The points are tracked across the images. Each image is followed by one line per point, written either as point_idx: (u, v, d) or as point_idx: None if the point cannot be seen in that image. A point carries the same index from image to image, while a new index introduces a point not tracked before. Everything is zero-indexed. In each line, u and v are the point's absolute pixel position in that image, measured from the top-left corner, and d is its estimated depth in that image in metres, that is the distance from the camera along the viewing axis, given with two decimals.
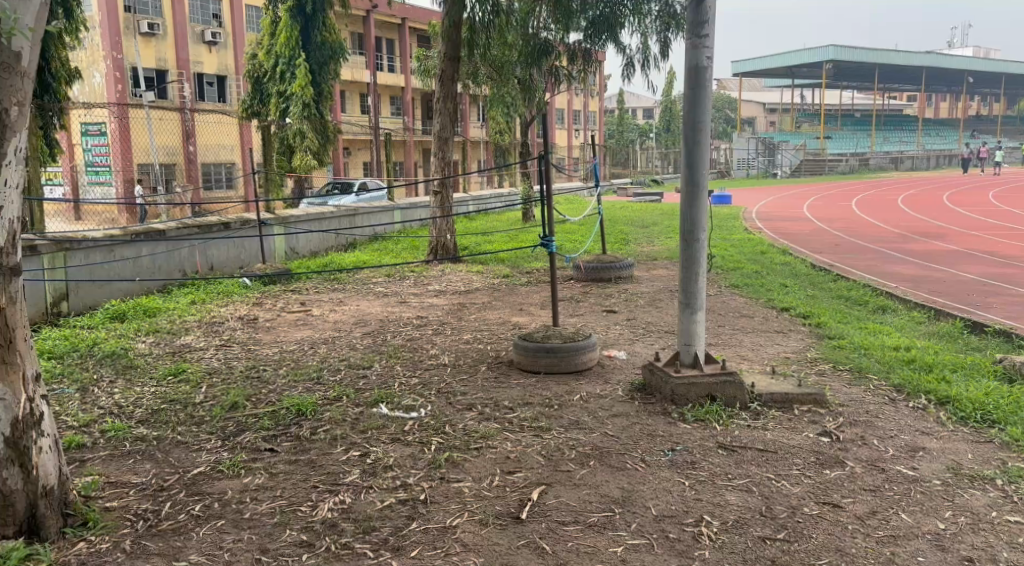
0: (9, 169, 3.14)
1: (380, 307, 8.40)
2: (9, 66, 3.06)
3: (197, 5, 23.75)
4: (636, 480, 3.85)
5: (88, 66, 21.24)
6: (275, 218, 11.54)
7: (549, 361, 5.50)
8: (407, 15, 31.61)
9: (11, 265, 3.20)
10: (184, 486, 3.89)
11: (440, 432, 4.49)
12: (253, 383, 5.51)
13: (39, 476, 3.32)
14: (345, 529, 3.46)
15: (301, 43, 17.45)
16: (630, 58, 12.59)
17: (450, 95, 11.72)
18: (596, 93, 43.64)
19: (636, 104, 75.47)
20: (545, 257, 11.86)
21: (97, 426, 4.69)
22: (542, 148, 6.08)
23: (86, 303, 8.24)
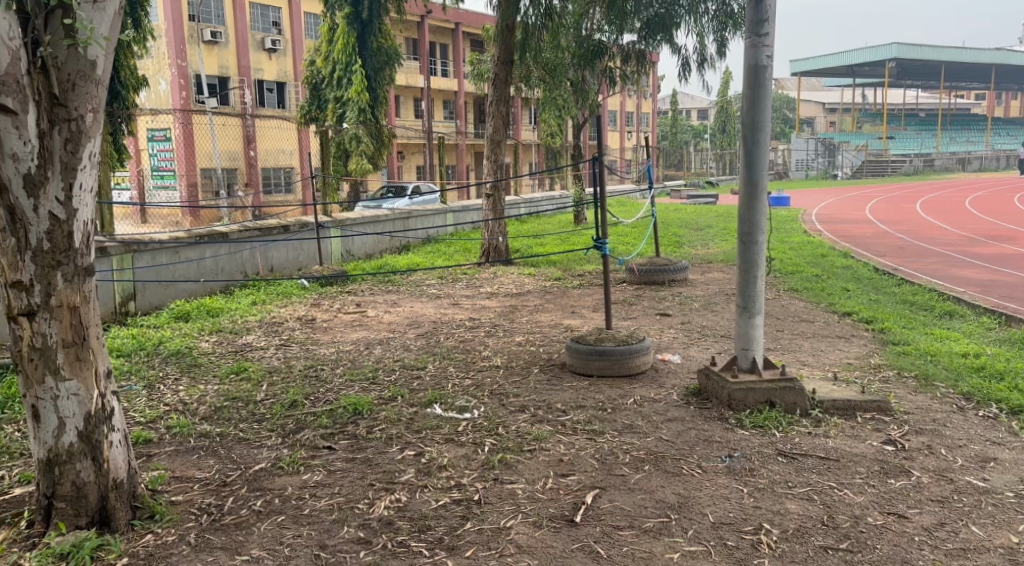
0: (84, 173, 3.26)
1: (434, 309, 8.47)
2: (85, 74, 3.19)
3: (258, 13, 24.39)
4: (692, 487, 3.79)
5: (155, 74, 21.99)
6: (332, 221, 11.76)
7: (601, 363, 5.47)
8: (461, 20, 31.88)
9: (86, 265, 3.32)
10: (246, 481, 3.98)
11: (494, 434, 4.50)
12: (312, 382, 5.63)
13: (110, 469, 3.45)
14: (401, 527, 3.50)
15: (358, 50, 17.75)
16: (685, 58, 12.46)
17: (504, 98, 11.69)
18: (650, 94, 43.41)
19: (690, 106, 74.53)
20: (598, 260, 11.81)
21: (162, 422, 4.85)
22: (596, 151, 6.02)
23: (153, 303, 8.52)
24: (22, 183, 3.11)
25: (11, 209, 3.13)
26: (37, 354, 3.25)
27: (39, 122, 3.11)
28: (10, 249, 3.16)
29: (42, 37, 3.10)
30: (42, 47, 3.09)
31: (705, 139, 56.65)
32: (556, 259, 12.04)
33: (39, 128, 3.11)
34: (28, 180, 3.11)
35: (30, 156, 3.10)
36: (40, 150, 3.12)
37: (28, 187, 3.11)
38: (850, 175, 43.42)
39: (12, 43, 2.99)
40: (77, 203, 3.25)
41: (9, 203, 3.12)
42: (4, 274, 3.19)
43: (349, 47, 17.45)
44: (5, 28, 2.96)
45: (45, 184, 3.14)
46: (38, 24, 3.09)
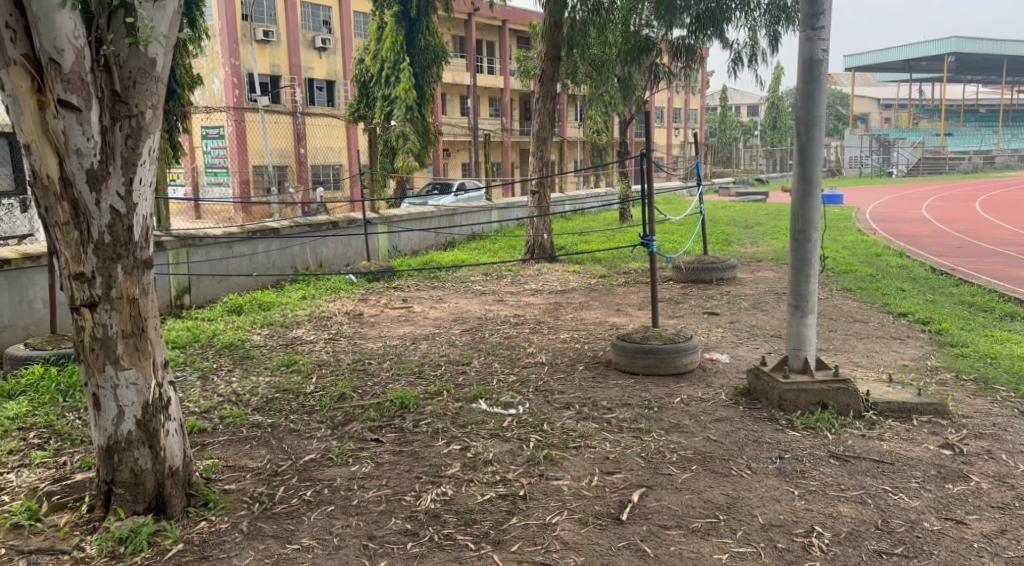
0: (143, 168, 3.35)
1: (479, 305, 8.51)
2: (145, 72, 3.28)
3: (308, 13, 24.75)
4: (741, 488, 3.74)
5: (209, 73, 22.49)
6: (379, 217, 11.90)
7: (648, 362, 5.43)
8: (508, 18, 31.91)
9: (145, 258, 3.41)
10: (297, 472, 4.05)
11: (540, 430, 4.50)
12: (360, 376, 5.71)
13: (166, 457, 3.55)
14: (448, 520, 3.52)
15: (405, 48, 17.89)
16: (736, 53, 12.29)
17: (550, 94, 11.63)
18: (699, 90, 42.89)
19: (740, 101, 73.48)
20: (644, 258, 11.73)
21: (216, 412, 4.96)
22: (644, 146, 5.91)
23: (207, 296, 8.74)
24: (85, 178, 3.19)
25: (75, 202, 3.22)
26: (97, 344, 3.35)
27: (102, 119, 3.21)
28: (73, 242, 3.25)
29: (105, 35, 3.20)
30: (105, 45, 3.18)
31: (755, 135, 55.76)
32: (601, 256, 11.97)
33: (101, 125, 3.20)
34: (91, 175, 3.20)
35: (92, 151, 3.19)
36: (102, 145, 3.21)
37: (90, 182, 3.20)
38: (905, 172, 42.35)
39: (76, 41, 3.10)
40: (136, 197, 3.34)
41: (72, 197, 3.21)
42: (67, 267, 3.28)
43: (397, 45, 17.62)
44: (70, 27, 3.07)
45: (107, 179, 3.23)
46: (101, 23, 3.18)
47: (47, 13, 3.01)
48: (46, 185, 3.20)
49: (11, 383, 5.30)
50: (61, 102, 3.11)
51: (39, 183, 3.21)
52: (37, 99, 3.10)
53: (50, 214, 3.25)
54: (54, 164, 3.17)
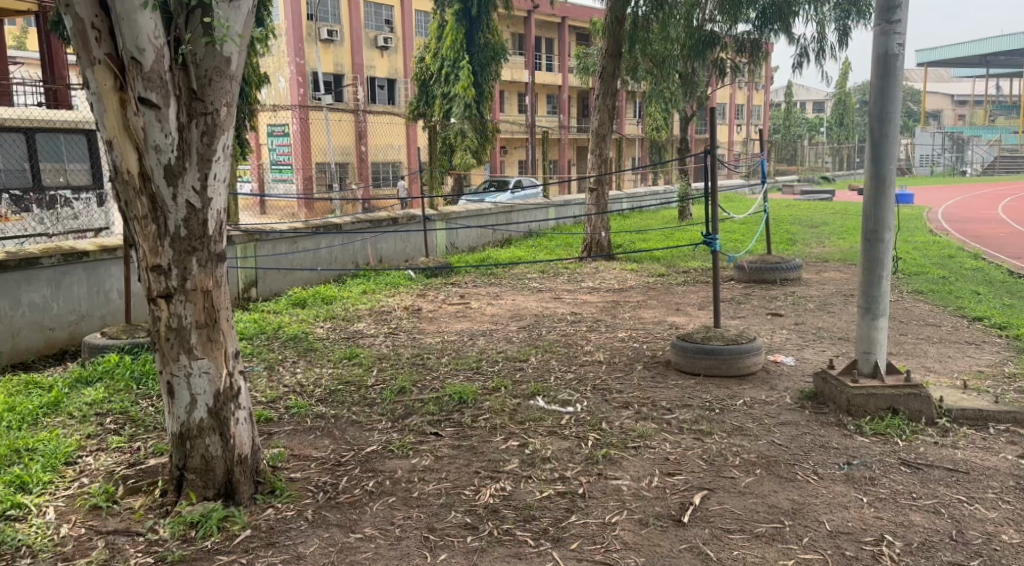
0: (218, 164, 3.45)
1: (536, 302, 8.51)
2: (220, 70, 3.37)
3: (371, 12, 25.11)
4: (807, 494, 3.65)
5: (275, 72, 23.05)
6: (438, 214, 12.03)
7: (709, 363, 5.34)
8: (568, 14, 31.75)
9: (218, 252, 3.51)
10: (360, 462, 4.13)
11: (598, 429, 4.48)
12: (419, 370, 5.78)
13: (235, 444, 3.65)
14: (507, 516, 3.53)
15: (465, 46, 18.01)
16: (803, 47, 11.98)
17: (610, 92, 11.51)
18: (763, 86, 41.97)
19: (806, 98, 71.77)
20: (704, 257, 11.55)
21: (282, 402, 5.09)
22: (709, 143, 5.79)
23: (273, 290, 8.96)
24: (162, 173, 3.31)
25: (152, 197, 3.34)
26: (172, 333, 3.47)
27: (179, 116, 3.31)
28: (151, 234, 3.37)
29: (183, 35, 3.29)
30: (183, 45, 3.28)
31: (821, 132, 54.31)
32: (659, 255, 11.86)
33: (178, 121, 3.31)
34: (169, 171, 3.31)
35: (170, 147, 3.30)
36: (179, 142, 3.32)
37: (168, 177, 3.31)
38: (980, 171, 40.74)
39: (156, 41, 3.20)
40: (211, 192, 3.44)
41: (151, 192, 3.33)
42: (145, 259, 3.41)
43: (458, 43, 17.73)
44: (151, 28, 3.17)
45: (183, 174, 3.34)
46: (180, 24, 3.28)
47: (130, 13, 3.13)
48: (127, 179, 3.33)
49: (89, 370, 5.54)
50: (141, 99, 3.22)
51: (121, 178, 3.33)
52: (119, 97, 3.23)
53: (130, 208, 3.38)
54: (134, 160, 3.29)
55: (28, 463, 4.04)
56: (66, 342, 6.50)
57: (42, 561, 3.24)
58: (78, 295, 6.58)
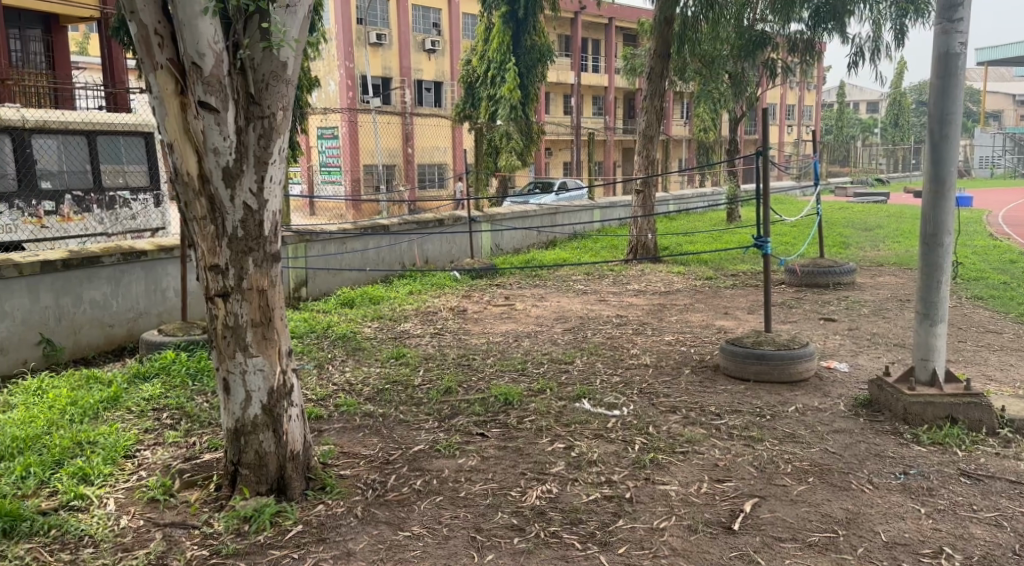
0: (274, 166, 3.52)
1: (581, 304, 8.49)
2: (277, 74, 3.44)
3: (419, 15, 25.35)
4: (862, 503, 3.58)
5: (325, 76, 23.44)
6: (484, 216, 12.09)
7: (759, 368, 5.26)
8: (615, 15, 31.59)
9: (273, 252, 3.59)
10: (408, 461, 4.17)
11: (645, 432, 4.45)
12: (465, 370, 5.82)
13: (287, 441, 3.72)
14: (553, 518, 3.54)
15: (512, 48, 18.04)
16: (857, 47, 11.73)
17: (658, 93, 11.40)
18: (814, 86, 41.16)
19: (859, 98, 70.28)
20: (754, 260, 11.38)
21: (331, 400, 5.17)
22: (761, 144, 5.69)
23: (322, 290, 9.11)
24: (221, 175, 3.39)
25: (211, 198, 3.42)
26: (229, 332, 3.55)
27: (237, 119, 3.39)
28: (209, 235, 3.46)
29: (241, 40, 3.38)
30: (241, 49, 3.36)
31: (875, 133, 53.06)
32: (706, 258, 11.73)
33: (237, 125, 3.38)
34: (227, 173, 3.39)
35: (228, 150, 3.38)
36: (237, 145, 3.40)
37: (226, 179, 3.39)
38: None
39: (216, 46, 3.28)
40: (267, 194, 3.51)
41: (210, 193, 3.41)
42: (203, 259, 3.50)
43: (504, 46, 17.79)
44: (211, 33, 3.25)
45: (241, 177, 3.42)
46: (238, 29, 3.36)
47: (191, 20, 3.21)
48: (187, 181, 3.42)
49: (146, 366, 5.70)
50: (201, 103, 3.30)
51: (181, 180, 3.42)
52: (180, 100, 3.33)
53: (189, 209, 3.46)
54: (194, 162, 3.38)
55: (90, 456, 4.17)
56: (125, 339, 6.69)
57: (104, 551, 3.35)
58: (136, 293, 6.78)
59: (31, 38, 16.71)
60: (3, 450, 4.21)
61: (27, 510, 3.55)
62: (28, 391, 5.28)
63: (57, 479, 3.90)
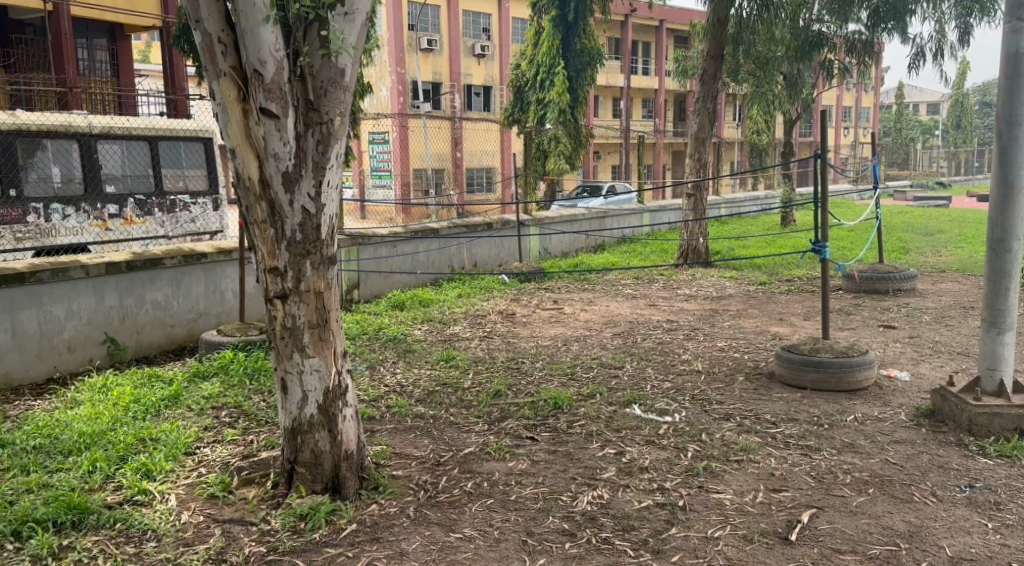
0: (331, 171, 3.59)
1: (631, 309, 8.43)
2: (335, 81, 3.51)
3: (470, 21, 25.52)
4: (925, 516, 3.48)
5: (377, 82, 23.79)
6: (533, 219, 12.10)
7: (816, 376, 5.15)
8: (666, 17, 31.34)
9: (330, 255, 3.65)
10: (458, 463, 4.20)
11: (698, 440, 4.40)
12: (514, 373, 5.83)
13: (342, 441, 3.78)
14: (605, 524, 3.52)
15: (561, 52, 18.00)
16: (918, 47, 11.41)
17: (711, 95, 11.22)
18: (872, 87, 40.17)
19: (919, 99, 68.36)
20: (810, 265, 11.14)
21: (383, 401, 5.24)
22: (819, 147, 5.57)
23: (374, 292, 9.24)
24: (281, 180, 3.46)
25: (271, 203, 3.50)
26: (287, 333, 3.63)
27: (297, 125, 3.47)
28: (269, 238, 3.54)
29: (301, 48, 3.46)
30: (301, 57, 3.44)
31: (935, 135, 51.51)
32: (760, 263, 11.53)
33: (296, 131, 3.46)
34: (286, 177, 3.47)
35: (288, 156, 3.45)
36: (296, 150, 3.47)
37: (285, 184, 3.47)
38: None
39: (277, 54, 3.36)
40: (324, 198, 3.59)
41: (270, 198, 3.49)
42: (263, 261, 3.58)
43: (553, 49, 17.80)
44: (272, 41, 3.33)
45: (300, 181, 3.49)
46: (298, 36, 3.44)
47: (253, 28, 3.29)
48: (248, 185, 3.50)
49: (205, 365, 5.86)
50: (262, 109, 3.38)
51: (243, 184, 3.51)
52: (242, 107, 3.41)
53: (250, 213, 3.55)
54: (254, 167, 3.46)
55: (152, 452, 4.30)
56: (185, 339, 6.89)
57: (167, 544, 3.45)
58: (196, 294, 6.97)
59: (98, 47, 17.34)
60: (71, 445, 4.37)
61: (94, 504, 3.68)
62: (94, 388, 5.48)
63: (122, 474, 4.03)
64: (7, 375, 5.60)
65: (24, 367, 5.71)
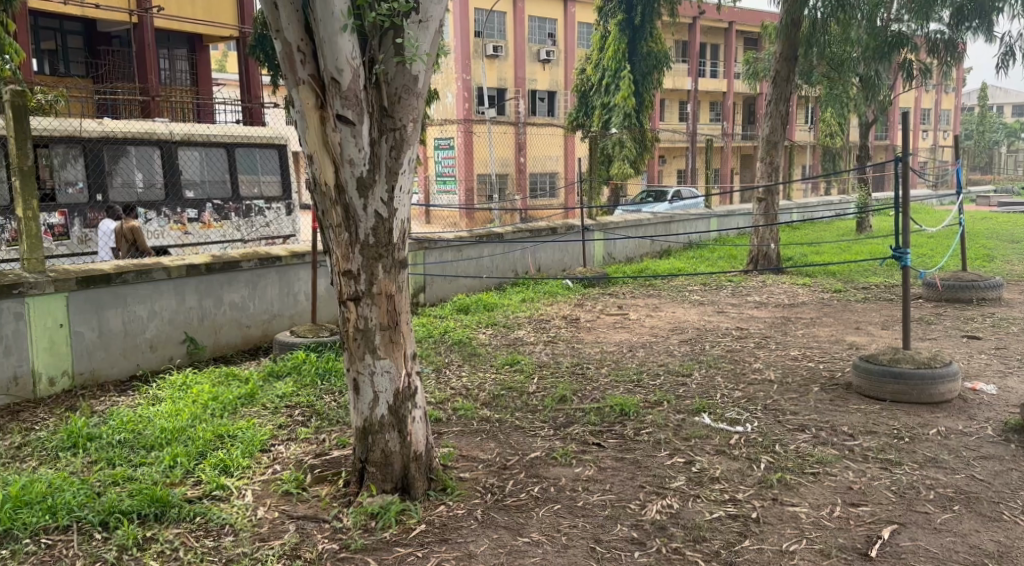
0: (403, 176, 3.64)
1: (698, 316, 8.30)
2: (409, 88, 3.57)
3: (536, 26, 25.57)
4: (1015, 536, 3.32)
5: (444, 88, 24.09)
6: (597, 224, 12.04)
7: (896, 388, 4.99)
8: (735, 19, 30.81)
9: (400, 259, 3.70)
10: (525, 467, 4.20)
11: (771, 451, 4.29)
12: (579, 379, 5.80)
13: (412, 442, 3.84)
14: (675, 534, 3.47)
15: (628, 55, 17.88)
16: (1006, 45, 10.94)
17: (784, 97, 10.96)
18: (952, 88, 38.66)
19: (1004, 101, 65.49)
20: (887, 273, 10.77)
21: (450, 404, 5.29)
22: (900, 150, 5.37)
23: (439, 296, 9.34)
24: (355, 185, 3.54)
25: (346, 208, 3.58)
26: (360, 334, 3.70)
27: (371, 132, 3.53)
28: (344, 242, 3.62)
29: (377, 56, 3.52)
30: (376, 64, 3.50)
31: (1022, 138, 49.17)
32: (834, 270, 11.21)
33: (371, 137, 3.53)
34: (361, 182, 3.54)
35: (362, 161, 3.52)
36: (371, 156, 3.53)
37: (360, 189, 3.54)
38: None
39: (354, 62, 3.43)
40: (397, 203, 3.65)
41: (344, 203, 3.57)
42: (337, 264, 3.66)
43: (620, 53, 17.67)
44: (349, 49, 3.40)
45: (374, 187, 3.56)
46: (373, 45, 3.51)
47: (331, 37, 3.37)
48: (324, 191, 3.59)
49: (279, 365, 6.02)
50: (339, 116, 3.46)
51: (319, 190, 3.61)
52: (320, 114, 3.50)
53: (326, 217, 3.63)
54: (331, 172, 3.55)
55: (230, 448, 4.44)
56: (260, 339, 7.10)
57: (243, 539, 3.55)
58: (270, 296, 7.17)
59: (178, 57, 18.04)
60: (153, 440, 4.55)
61: (176, 498, 3.82)
62: (174, 386, 5.69)
63: (201, 469, 4.17)
64: (93, 372, 5.87)
65: (109, 364, 5.97)
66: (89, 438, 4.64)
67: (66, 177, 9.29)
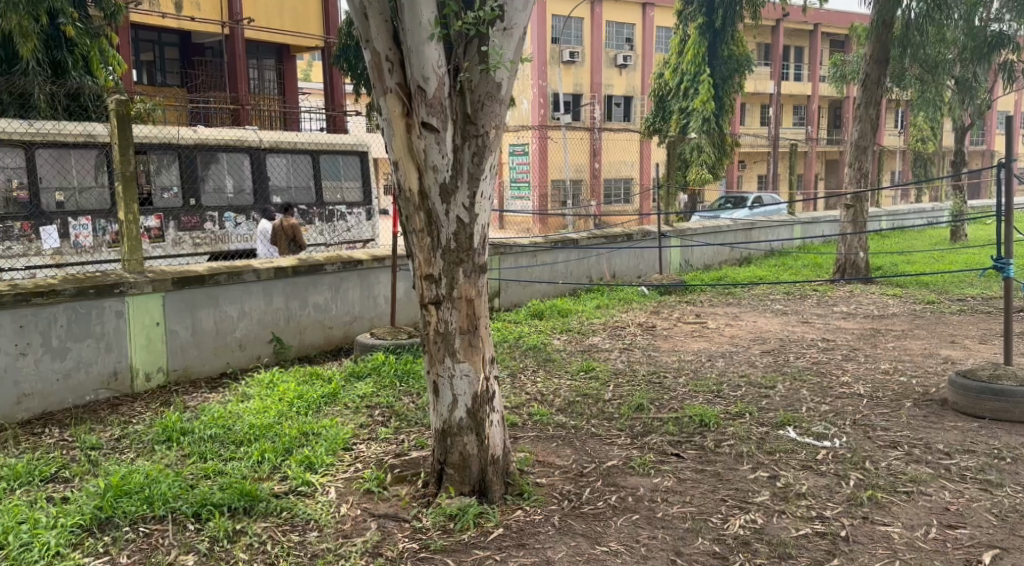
0: (484, 182, 3.67)
1: (780, 325, 8.07)
2: (492, 95, 3.60)
3: (613, 31, 25.46)
4: None
5: (520, 94, 24.30)
6: (674, 231, 11.88)
7: (997, 406, 4.74)
8: (820, 20, 29.95)
9: (480, 264, 3.74)
10: (601, 475, 4.17)
11: (861, 468, 4.14)
12: (656, 388, 5.72)
13: (489, 446, 3.87)
14: (759, 550, 3.39)
15: (707, 59, 17.60)
16: None
17: (874, 100, 10.49)
18: None
19: None
20: (986, 284, 10.23)
21: (525, 409, 5.31)
22: (1002, 155, 5.11)
23: (514, 300, 9.37)
24: (438, 191, 3.59)
25: (429, 213, 3.64)
26: (440, 337, 3.75)
27: (454, 139, 3.59)
28: (426, 246, 3.68)
29: (462, 64, 3.57)
30: (461, 73, 3.56)
31: None
32: (927, 281, 10.73)
33: (454, 144, 3.58)
34: (444, 189, 3.60)
35: (446, 167, 3.57)
36: (453, 162, 3.59)
37: (443, 195, 3.60)
38: None
39: (439, 70, 3.48)
40: (478, 209, 3.68)
41: (428, 208, 3.63)
42: (419, 268, 3.72)
43: (699, 57, 17.41)
44: (435, 58, 3.46)
45: (456, 193, 3.61)
46: (458, 53, 3.57)
47: (418, 46, 3.44)
48: (408, 197, 3.66)
49: (361, 366, 6.16)
50: (424, 124, 3.52)
51: (403, 196, 3.68)
52: (405, 122, 3.57)
53: (410, 222, 3.70)
54: (415, 178, 3.61)
55: (314, 446, 4.58)
56: (342, 340, 7.29)
57: (328, 535, 3.65)
58: (352, 299, 7.35)
59: (267, 67, 18.64)
60: (242, 436, 4.71)
61: (264, 492, 3.95)
62: (262, 383, 5.90)
63: (287, 466, 4.31)
64: (187, 368, 6.14)
65: (201, 362, 6.23)
66: (183, 433, 4.85)
67: (161, 182, 9.74)
